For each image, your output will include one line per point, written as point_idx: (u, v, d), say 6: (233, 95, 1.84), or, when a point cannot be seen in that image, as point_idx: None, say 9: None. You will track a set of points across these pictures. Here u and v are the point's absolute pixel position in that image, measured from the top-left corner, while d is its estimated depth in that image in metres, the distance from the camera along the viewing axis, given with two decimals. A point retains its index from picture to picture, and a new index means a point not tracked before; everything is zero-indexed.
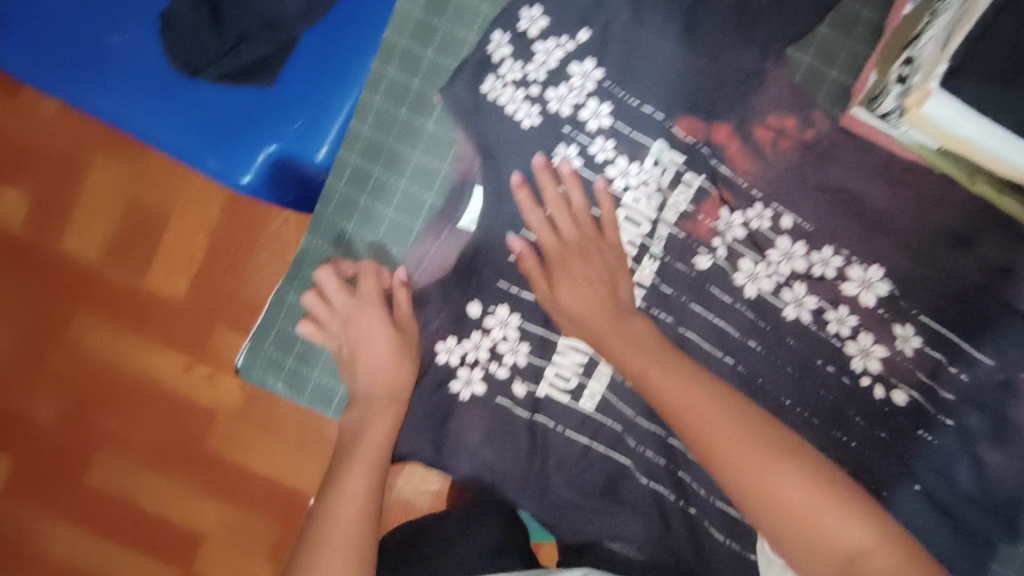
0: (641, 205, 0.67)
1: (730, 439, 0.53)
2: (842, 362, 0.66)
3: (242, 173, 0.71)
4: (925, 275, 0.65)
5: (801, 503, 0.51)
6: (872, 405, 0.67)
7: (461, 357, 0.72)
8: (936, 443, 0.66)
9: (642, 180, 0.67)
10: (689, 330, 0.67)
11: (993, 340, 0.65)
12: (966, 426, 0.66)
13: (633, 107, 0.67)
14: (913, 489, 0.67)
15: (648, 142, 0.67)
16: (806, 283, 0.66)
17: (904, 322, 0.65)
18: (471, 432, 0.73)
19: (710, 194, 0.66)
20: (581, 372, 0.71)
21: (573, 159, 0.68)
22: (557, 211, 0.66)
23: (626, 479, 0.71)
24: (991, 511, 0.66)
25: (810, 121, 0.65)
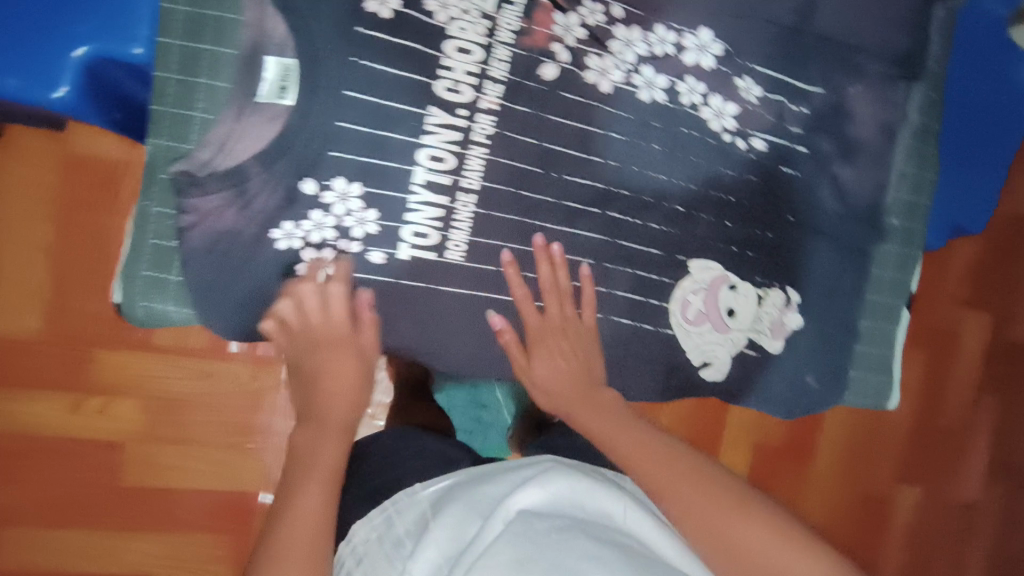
0: (471, 33, 0.67)
1: (653, 465, 0.66)
2: (704, 128, 0.73)
3: (52, 86, 0.63)
4: (746, 29, 0.74)
5: (707, 510, 0.61)
6: (740, 157, 0.74)
7: (305, 239, 0.66)
8: (800, 176, 0.76)
9: (462, 11, 0.66)
10: (555, 143, 0.70)
11: (819, 71, 0.75)
12: (820, 151, 0.76)
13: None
14: (788, 220, 0.76)
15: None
16: (651, 65, 0.72)
17: (743, 74, 0.74)
18: (338, 314, 0.69)
19: (539, 3, 0.69)
20: (439, 226, 0.69)
21: (391, 1, 0.65)
22: (401, 51, 0.65)
23: (542, 312, 0.74)
24: (856, 217, 0.78)
25: None
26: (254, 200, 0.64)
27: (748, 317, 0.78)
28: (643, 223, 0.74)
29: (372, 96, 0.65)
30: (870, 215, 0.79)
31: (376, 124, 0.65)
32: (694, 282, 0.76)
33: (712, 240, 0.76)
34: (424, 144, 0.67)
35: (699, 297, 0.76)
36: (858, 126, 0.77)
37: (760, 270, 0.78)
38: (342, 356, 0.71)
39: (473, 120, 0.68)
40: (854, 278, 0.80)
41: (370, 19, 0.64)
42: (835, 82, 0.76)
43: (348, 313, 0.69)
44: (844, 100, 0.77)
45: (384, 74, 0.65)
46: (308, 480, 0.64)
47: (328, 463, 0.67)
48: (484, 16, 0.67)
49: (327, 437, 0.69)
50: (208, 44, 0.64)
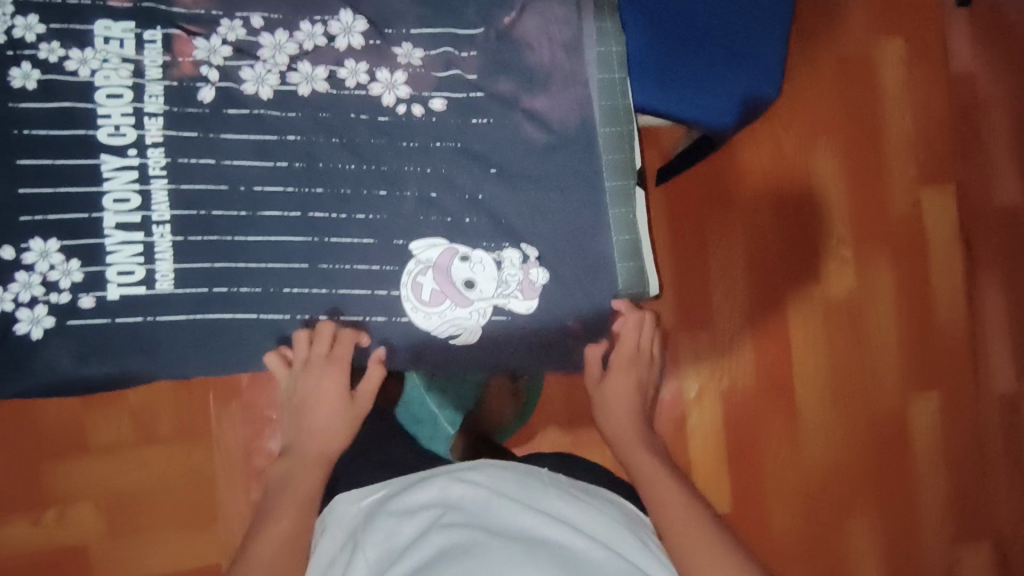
0: (117, 79, 0.71)
1: (672, 506, 0.71)
2: (376, 106, 0.75)
3: None
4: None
5: (707, 551, 0.66)
6: (420, 122, 0.75)
7: (15, 300, 0.69)
8: (492, 121, 0.75)
9: (103, 61, 0.71)
10: (235, 159, 0.73)
11: (475, 11, 0.76)
12: (501, 91, 0.76)
13: (62, 3, 0.70)
14: (490, 172, 0.75)
15: (90, 26, 0.71)
16: (307, 60, 0.74)
17: (400, 42, 0.75)
18: (68, 366, 0.71)
19: (175, 35, 0.72)
20: (143, 261, 0.71)
21: (32, 73, 0.70)
22: (57, 113, 0.70)
23: (270, 326, 0.74)
24: (570, 142, 0.77)
25: None
26: None
27: (488, 285, 0.75)
28: (348, 215, 0.74)
29: (45, 159, 0.70)
30: (583, 142, 0.77)
31: (54, 183, 0.70)
32: (421, 264, 0.75)
33: (423, 216, 0.75)
34: (106, 191, 0.71)
35: (431, 277, 0.75)
36: (536, 53, 0.76)
37: (486, 233, 0.75)
38: (329, 384, 0.76)
39: (144, 156, 0.71)
40: (590, 204, 0.77)
41: (19, 96, 0.70)
42: (500, 17, 0.76)
43: (77, 362, 0.71)
44: (515, 34, 0.76)
45: (46, 136, 0.70)
46: (285, 502, 0.72)
47: (303, 486, 0.74)
48: (126, 60, 0.71)
49: (308, 469, 0.75)
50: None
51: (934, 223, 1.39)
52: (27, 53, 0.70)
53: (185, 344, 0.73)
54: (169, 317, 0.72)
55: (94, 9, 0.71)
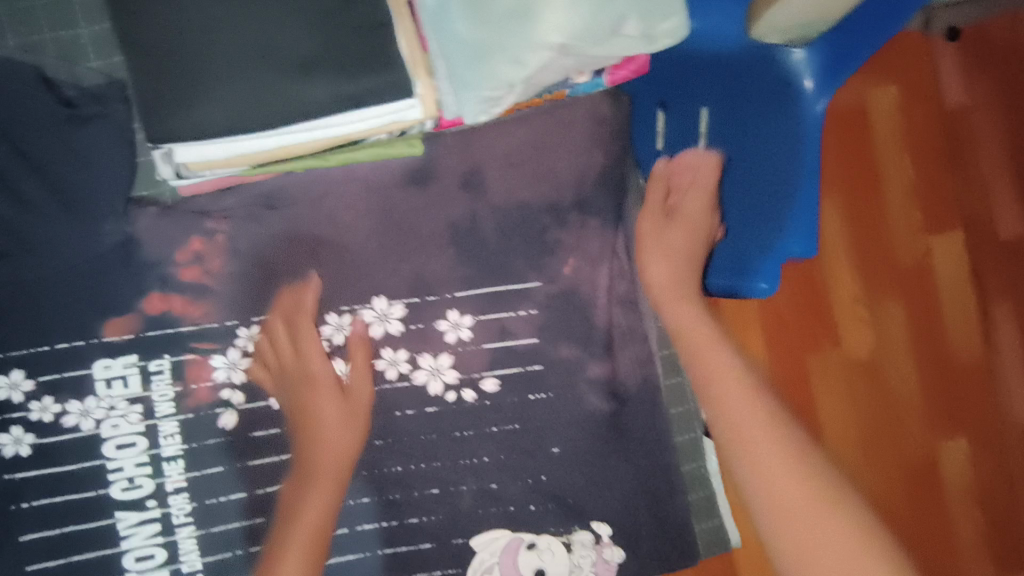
0: (127, 425, 0.63)
1: (752, 426, 0.48)
2: (422, 397, 0.67)
3: None
4: (423, 272, 0.68)
5: (793, 499, 0.44)
6: (470, 408, 0.68)
7: None
8: (551, 394, 0.69)
9: (108, 408, 0.63)
10: (268, 486, 0.65)
11: (514, 274, 0.69)
12: (557, 358, 0.69)
13: (51, 349, 0.62)
14: (551, 453, 0.69)
15: (87, 370, 0.62)
16: (340, 355, 0.67)
17: (445, 312, 0.68)
18: None
19: (187, 360, 0.64)
20: None
21: (25, 437, 0.61)
22: (59, 478, 0.62)
23: None
24: (632, 399, 0.71)
25: (207, 232, 0.64)
26: None
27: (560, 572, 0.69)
28: (401, 521, 0.68)
29: (51, 529, 0.62)
30: (649, 401, 0.71)
31: (66, 552, 0.62)
32: (485, 559, 0.69)
33: (484, 510, 0.68)
34: (127, 550, 0.63)
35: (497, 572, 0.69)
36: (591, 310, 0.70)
37: (554, 517, 0.69)
38: (345, 430, 0.63)
39: (167, 505, 0.64)
40: (659, 460, 0.71)
41: (12, 464, 0.61)
42: (541, 273, 0.69)
43: None
44: (561, 290, 0.70)
45: (50, 506, 0.62)
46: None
47: (337, 446, 0.63)
48: (133, 400, 0.63)
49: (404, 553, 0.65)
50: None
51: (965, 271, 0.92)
52: (15, 415, 0.61)
53: None
54: None
55: (88, 350, 0.63)
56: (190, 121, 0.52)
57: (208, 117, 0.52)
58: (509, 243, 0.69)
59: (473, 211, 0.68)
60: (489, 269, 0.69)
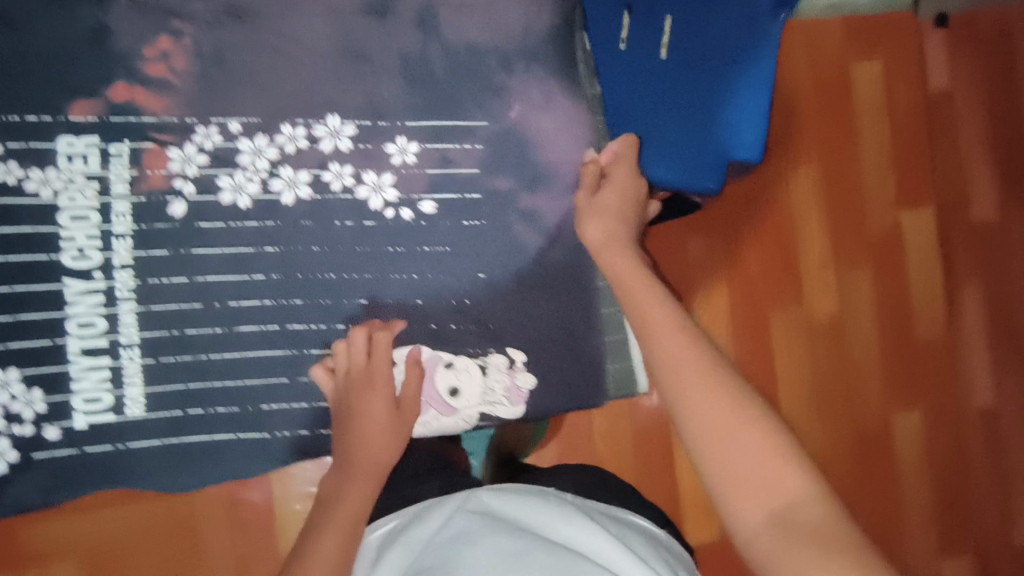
0: (83, 200, 0.68)
1: (706, 396, 0.54)
2: (361, 210, 0.72)
3: None
4: (375, 96, 0.73)
5: (745, 453, 0.52)
6: (407, 226, 0.73)
7: None
8: (484, 222, 0.74)
9: (67, 181, 0.67)
10: (209, 274, 0.70)
11: (461, 107, 0.74)
12: (493, 189, 0.74)
13: (19, 120, 0.67)
14: (477, 278, 0.73)
15: (51, 144, 0.67)
16: (289, 164, 0.71)
17: (393, 136, 0.73)
18: (30, 494, 0.68)
19: (146, 148, 0.69)
20: (111, 387, 0.69)
21: None
22: (14, 238, 0.67)
23: (239, 442, 0.71)
24: (558, 238, 0.76)
25: (176, 32, 0.69)
26: None
27: (473, 391, 0.74)
28: (329, 326, 0.72)
29: (3, 286, 0.67)
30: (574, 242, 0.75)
31: (16, 310, 0.67)
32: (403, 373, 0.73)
33: (407, 326, 0.73)
34: (71, 316, 0.68)
35: None
36: (529, 150, 0.75)
37: (472, 339, 0.74)
38: (379, 404, 0.70)
39: (111, 279, 0.68)
40: (577, 299, 0.76)
41: None
42: (487, 109, 0.75)
43: (37, 490, 0.68)
44: (504, 127, 0.75)
45: (5, 263, 0.67)
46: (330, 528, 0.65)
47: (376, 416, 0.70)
48: (90, 178, 0.68)
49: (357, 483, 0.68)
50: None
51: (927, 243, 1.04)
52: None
53: (156, 466, 0.70)
54: (140, 444, 0.70)
55: (54, 126, 0.67)
56: None
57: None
58: (458, 77, 0.74)
59: (426, 45, 0.74)
60: (437, 101, 0.74)
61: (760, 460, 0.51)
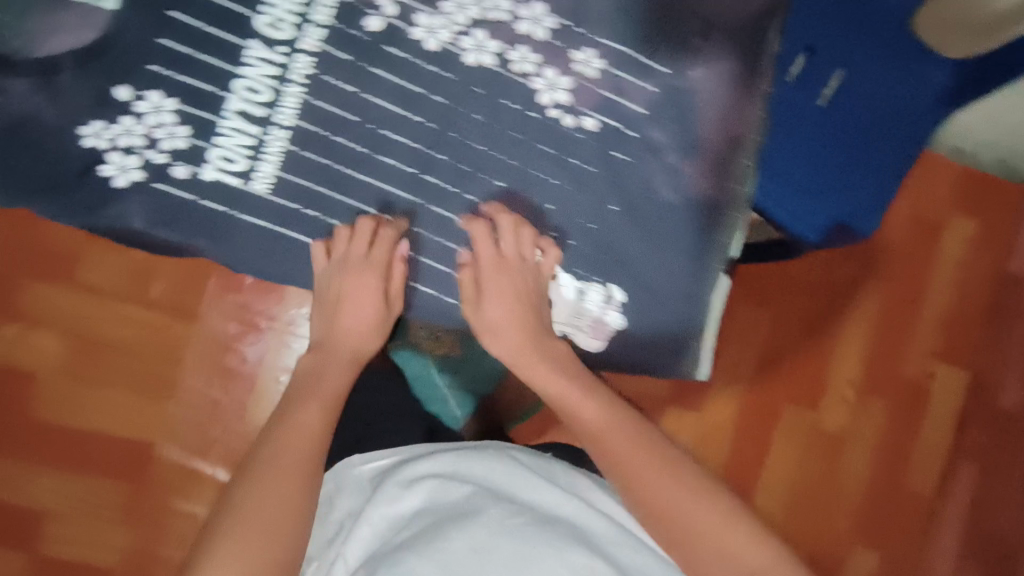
0: None
1: (662, 483, 0.61)
2: (529, 99, 0.74)
3: None
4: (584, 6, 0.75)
5: (710, 525, 0.59)
6: (566, 135, 0.75)
7: (113, 142, 0.68)
8: (632, 161, 0.76)
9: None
10: (374, 95, 0.72)
11: (659, 52, 0.76)
12: (654, 139, 0.76)
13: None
14: (608, 209, 0.76)
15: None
16: (483, 29, 0.73)
17: (583, 47, 0.75)
18: (135, 218, 0.69)
19: None
20: (249, 155, 0.70)
21: None
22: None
23: (334, 262, 0.72)
24: (692, 211, 0.78)
25: None
26: (55, 89, 0.66)
27: (562, 310, 0.78)
28: (458, 192, 0.74)
29: (192, 20, 0.68)
30: (702, 220, 0.78)
31: (194, 46, 0.68)
32: None
33: (528, 224, 0.75)
34: (241, 75, 0.69)
35: None
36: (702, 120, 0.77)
37: (582, 263, 0.77)
38: (366, 298, 0.72)
39: (291, 59, 0.70)
40: (685, 272, 0.78)
41: None
42: (676, 64, 0.76)
43: (143, 220, 0.69)
44: (687, 84, 0.76)
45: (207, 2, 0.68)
46: (311, 400, 0.67)
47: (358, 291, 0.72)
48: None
49: (333, 360, 0.72)
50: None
51: (912, 361, 1.21)
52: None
53: (254, 247, 0.71)
54: (252, 219, 0.71)
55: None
56: None
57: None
58: (665, 22, 0.76)
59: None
60: (636, 36, 0.75)
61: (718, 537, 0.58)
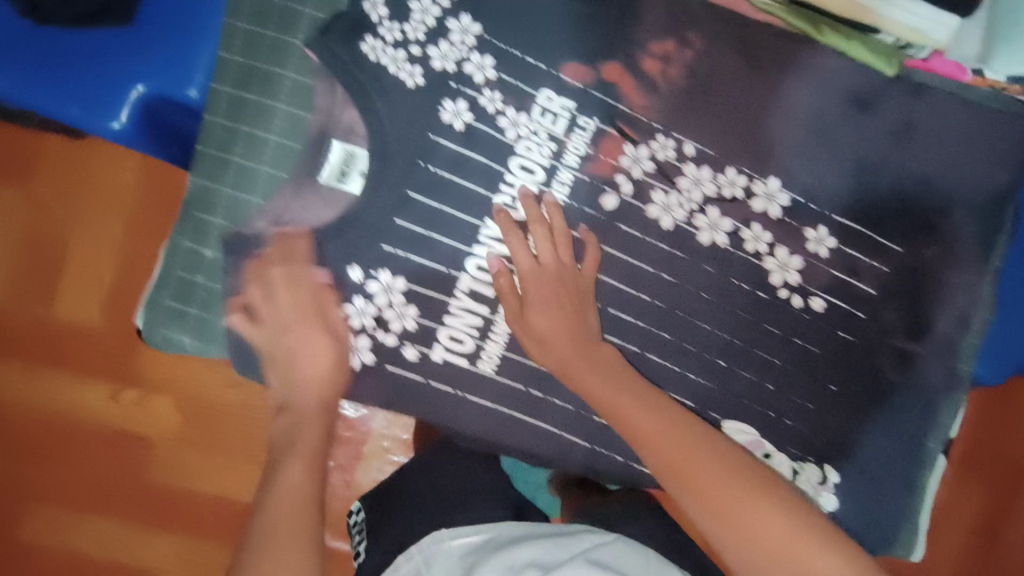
0: (537, 155, 0.66)
1: (757, 515, 0.57)
2: (760, 279, 0.71)
3: (113, 115, 0.62)
4: (823, 182, 0.71)
5: (772, 533, 0.57)
6: (794, 315, 0.72)
7: (344, 324, 0.66)
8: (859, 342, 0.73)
9: (531, 131, 0.66)
10: (605, 275, 0.69)
11: (896, 230, 0.72)
12: (884, 321, 0.74)
13: (520, 56, 0.65)
14: (830, 389, 0.74)
15: (534, 92, 0.66)
16: (718, 206, 0.70)
17: (817, 224, 0.71)
18: (365, 397, 0.67)
19: (609, 133, 0.67)
20: (476, 335, 0.68)
21: (464, 114, 0.65)
22: (463, 164, 0.65)
23: (556, 440, 0.70)
24: (913, 393, 0.75)
25: (686, 42, 0.67)
26: (296, 271, 0.64)
27: None
28: (682, 372, 0.72)
29: (431, 199, 0.65)
30: (922, 401, 0.75)
31: (430, 225, 0.66)
32: None
33: (750, 404, 0.73)
34: (473, 254, 0.66)
35: None
36: (933, 302, 0.74)
37: (799, 443, 0.74)
38: (314, 356, 0.65)
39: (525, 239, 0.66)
40: (901, 452, 0.76)
41: (440, 128, 0.65)
42: (912, 242, 0.73)
43: (373, 400, 0.68)
44: (921, 264, 0.73)
45: (450, 182, 0.65)
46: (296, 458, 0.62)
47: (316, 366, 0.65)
48: (552, 138, 0.66)
49: (311, 421, 0.65)
50: (247, 126, 0.64)
51: None
52: (468, 91, 0.65)
53: (480, 427, 0.69)
54: (485, 400, 0.69)
55: (545, 76, 0.66)
56: None
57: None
58: (905, 200, 0.72)
59: (893, 152, 0.71)
60: (874, 213, 0.72)
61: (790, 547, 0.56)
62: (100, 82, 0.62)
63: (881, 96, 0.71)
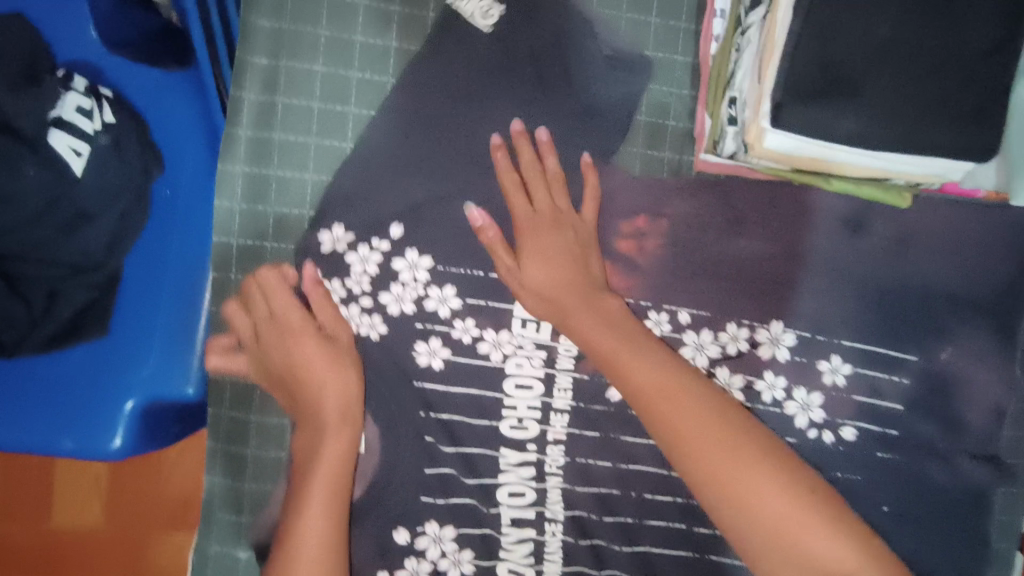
0: (529, 367, 0.64)
1: (761, 495, 0.50)
2: (787, 426, 0.68)
3: (109, 437, 0.57)
4: (829, 313, 0.68)
5: (780, 517, 0.50)
6: (828, 450, 0.69)
7: None
8: (901, 460, 0.70)
9: (517, 345, 0.64)
10: (636, 463, 0.64)
11: (909, 341, 0.69)
12: (918, 432, 0.70)
13: (484, 275, 0.63)
14: (882, 512, 0.69)
15: (511, 304, 0.64)
16: (727, 365, 0.67)
17: (829, 354, 0.68)
18: None
19: None
20: (534, 561, 0.64)
21: (440, 351, 0.63)
22: (461, 398, 0.64)
23: None
24: (965, 496, 0.71)
25: (661, 213, 0.66)
26: None
27: None
28: None
29: (451, 447, 0.64)
30: (973, 500, 0.71)
31: (464, 467, 0.64)
32: None
33: None
34: (501, 483, 0.64)
35: None
36: (965, 402, 0.71)
37: None
38: (330, 367, 0.59)
39: (543, 453, 0.64)
40: (968, 559, 0.71)
41: (422, 374, 0.64)
42: (926, 348, 0.70)
43: None
44: (942, 368, 0.70)
45: (459, 423, 0.64)
46: (321, 419, 0.58)
47: (319, 369, 0.58)
48: (539, 346, 0.64)
49: (336, 376, 0.59)
50: (257, 415, 0.62)
51: None
52: (438, 326, 0.63)
53: None
54: None
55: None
56: (833, 117, 0.53)
57: (843, 124, 0.53)
58: (909, 311, 0.69)
59: (891, 268, 0.69)
60: (884, 329, 0.69)
61: (798, 537, 0.49)
62: (94, 402, 0.58)
63: (869, 217, 0.68)
